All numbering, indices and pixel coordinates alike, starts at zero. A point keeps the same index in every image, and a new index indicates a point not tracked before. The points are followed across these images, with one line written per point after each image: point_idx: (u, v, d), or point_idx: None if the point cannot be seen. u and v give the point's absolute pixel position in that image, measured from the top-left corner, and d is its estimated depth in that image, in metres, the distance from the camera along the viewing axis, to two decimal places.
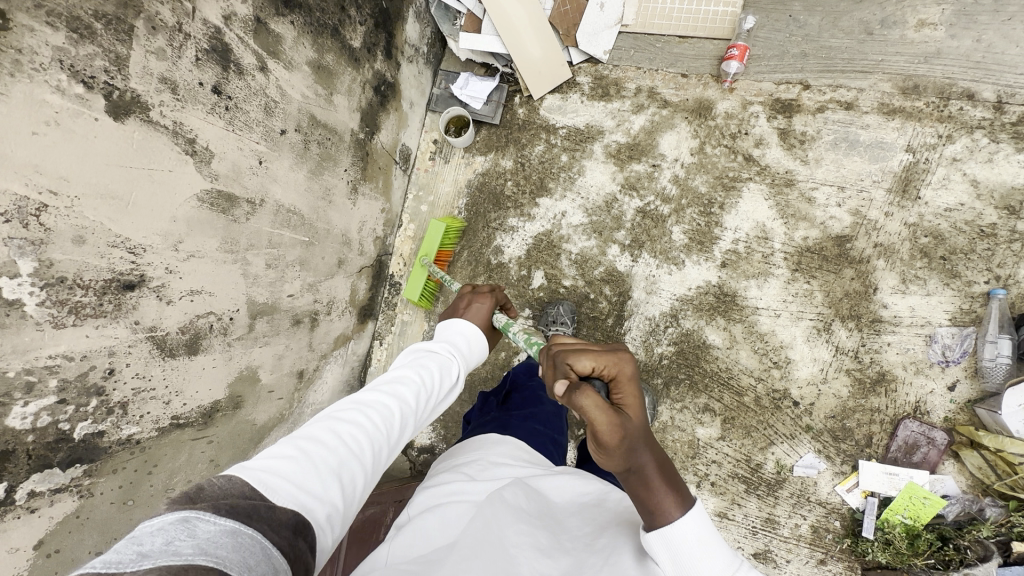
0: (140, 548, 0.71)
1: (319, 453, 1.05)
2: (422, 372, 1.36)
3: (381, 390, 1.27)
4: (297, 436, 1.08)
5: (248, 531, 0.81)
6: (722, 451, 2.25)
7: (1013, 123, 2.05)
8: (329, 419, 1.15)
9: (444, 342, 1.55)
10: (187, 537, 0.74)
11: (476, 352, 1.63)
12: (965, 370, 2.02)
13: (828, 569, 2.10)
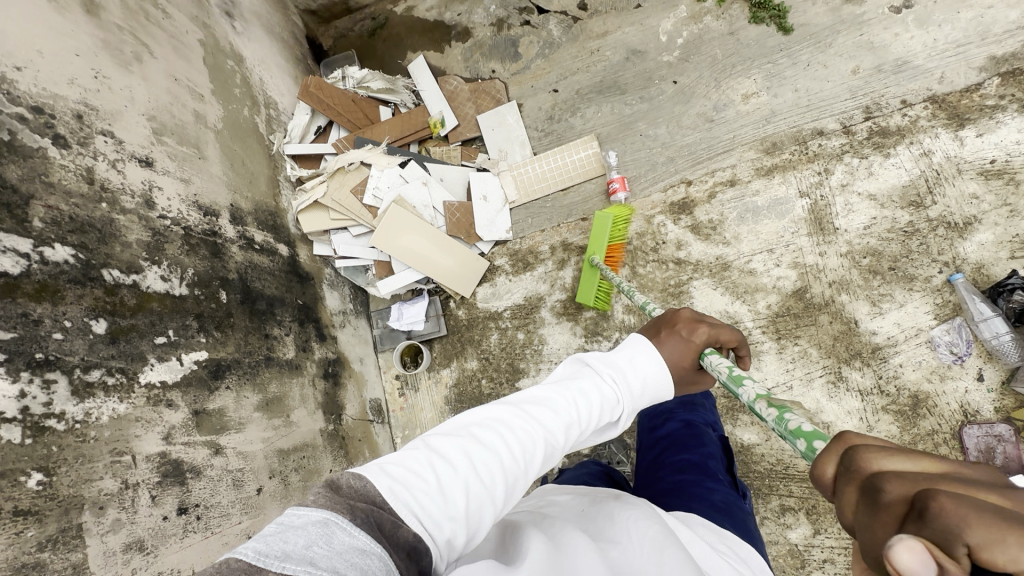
0: (285, 548, 0.72)
1: (447, 479, 0.95)
2: (580, 404, 1.15)
3: (526, 411, 1.11)
4: (428, 446, 1.01)
5: (381, 556, 0.78)
6: (826, 546, 2.10)
7: (868, 137, 2.28)
8: (461, 437, 1.04)
9: (617, 362, 1.25)
10: (324, 547, 0.74)
11: (660, 378, 1.24)
12: (981, 357, 2.04)
13: None
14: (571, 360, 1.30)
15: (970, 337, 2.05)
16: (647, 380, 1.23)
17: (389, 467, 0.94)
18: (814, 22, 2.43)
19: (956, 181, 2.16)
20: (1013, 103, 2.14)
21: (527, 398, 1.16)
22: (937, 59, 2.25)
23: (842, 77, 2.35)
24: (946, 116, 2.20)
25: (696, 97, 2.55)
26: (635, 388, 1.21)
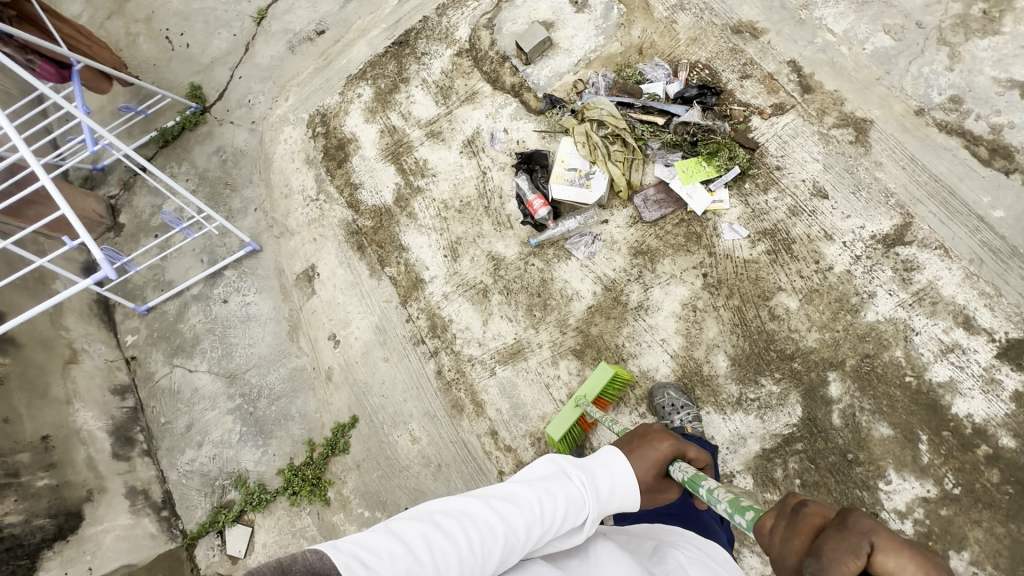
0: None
1: (410, 558, 1.04)
2: (547, 504, 1.22)
3: (496, 505, 1.22)
4: (397, 526, 1.11)
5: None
6: (788, 281, 2.41)
7: (439, 338, 2.78)
8: (428, 522, 1.14)
9: (588, 471, 1.32)
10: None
11: (626, 497, 1.33)
12: (590, 222, 2.66)
13: (778, 163, 2.53)
14: (543, 461, 1.37)
15: (588, 229, 2.67)
16: (614, 500, 1.32)
17: (355, 543, 1.03)
18: (349, 398, 2.83)
19: (463, 271, 2.80)
20: (402, 255, 2.93)
21: (497, 496, 1.25)
22: (373, 307, 2.92)
23: (393, 367, 2.81)
24: (416, 291, 2.86)
25: (420, 483, 2.65)
26: (603, 492, 1.30)
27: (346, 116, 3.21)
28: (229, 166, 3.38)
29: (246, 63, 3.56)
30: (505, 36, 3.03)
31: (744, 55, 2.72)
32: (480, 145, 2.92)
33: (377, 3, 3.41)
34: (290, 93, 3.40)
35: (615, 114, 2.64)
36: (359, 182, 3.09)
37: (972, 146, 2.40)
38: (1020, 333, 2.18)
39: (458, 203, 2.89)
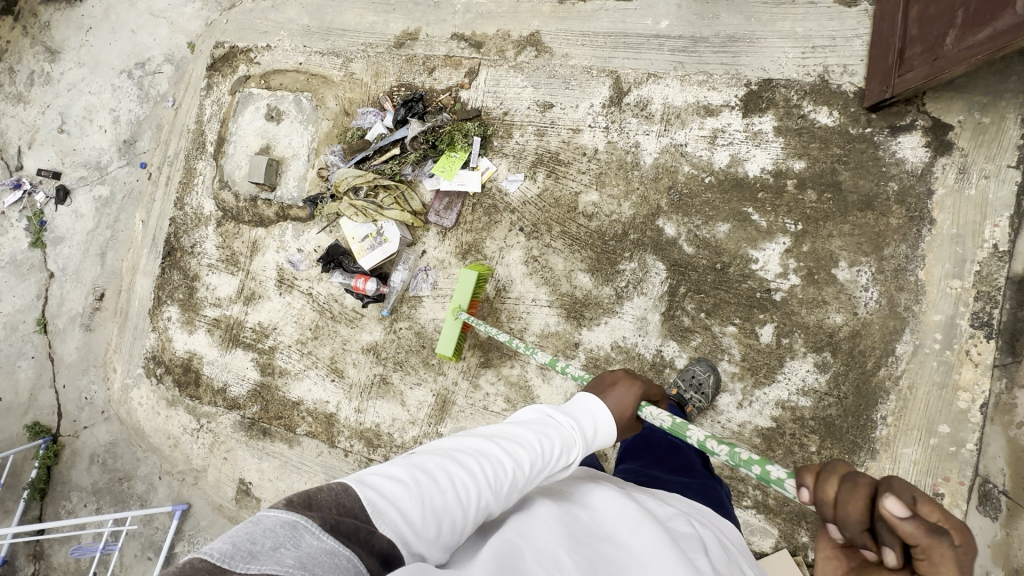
0: (252, 550, 0.83)
1: (426, 488, 1.01)
2: (547, 441, 1.20)
3: (504, 439, 1.18)
4: (414, 462, 1.07)
5: (349, 555, 0.87)
6: (578, 183, 2.63)
7: (381, 445, 2.79)
8: (446, 456, 1.10)
9: (579, 419, 1.31)
10: (295, 550, 0.84)
11: (602, 432, 1.35)
12: (415, 262, 2.80)
13: (503, 110, 2.78)
14: (530, 408, 1.33)
15: (417, 267, 2.79)
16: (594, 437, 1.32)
17: (373, 477, 1.02)
18: None
19: (354, 380, 2.83)
20: (301, 409, 2.92)
21: (501, 432, 1.21)
22: (313, 469, 2.88)
23: None
24: (334, 426, 2.86)
25: None
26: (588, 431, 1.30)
27: (172, 343, 3.19)
28: (112, 462, 3.26)
29: (61, 370, 3.46)
30: (241, 183, 3.13)
31: (419, 57, 2.97)
32: (290, 276, 3.00)
33: (128, 237, 3.44)
34: (115, 364, 3.34)
35: (361, 173, 2.76)
36: (222, 383, 3.06)
37: None
38: (745, 88, 2.48)
39: (309, 332, 2.94)
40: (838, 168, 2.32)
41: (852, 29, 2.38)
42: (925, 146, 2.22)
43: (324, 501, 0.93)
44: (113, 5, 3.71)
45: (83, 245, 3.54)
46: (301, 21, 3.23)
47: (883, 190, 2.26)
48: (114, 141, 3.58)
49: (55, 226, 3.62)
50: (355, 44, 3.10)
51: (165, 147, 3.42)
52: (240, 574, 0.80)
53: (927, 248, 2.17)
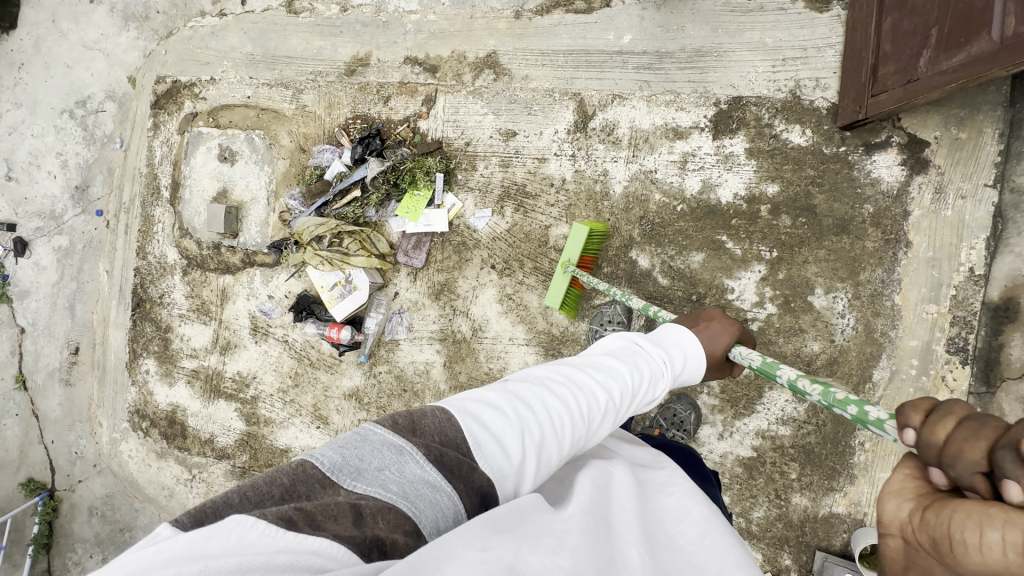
0: (361, 467, 0.91)
1: (527, 419, 1.07)
2: (618, 380, 1.28)
3: (591, 372, 1.28)
4: (508, 391, 1.14)
5: (449, 491, 0.93)
6: (547, 216, 2.54)
7: None
8: (538, 385, 1.17)
9: (662, 351, 1.47)
10: (398, 475, 0.92)
11: (691, 362, 1.53)
12: (388, 306, 2.72)
13: (465, 141, 2.65)
14: (612, 338, 1.48)
15: (391, 310, 2.72)
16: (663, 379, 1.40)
17: (468, 405, 1.07)
18: None
19: (339, 426, 2.81)
20: (289, 457, 2.92)
21: (585, 371, 1.28)
22: None
23: None
24: None
25: None
26: (675, 364, 1.46)
27: (153, 396, 3.15)
28: (111, 514, 3.29)
29: (47, 426, 3.43)
30: (202, 230, 3.01)
31: (372, 84, 2.81)
32: (263, 324, 2.94)
33: (95, 289, 3.34)
34: (99, 418, 3.32)
35: (323, 219, 2.65)
36: (208, 434, 3.04)
37: (570, 7, 2.56)
38: (713, 108, 2.35)
39: (289, 380, 2.90)
40: (813, 191, 2.24)
41: (824, 38, 2.25)
42: (900, 164, 2.14)
43: (428, 428, 0.99)
44: (42, 38, 3.46)
45: (50, 299, 3.43)
46: (244, 48, 3.03)
47: (858, 212, 2.19)
48: (65, 187, 3.41)
49: (18, 280, 3.49)
50: (304, 73, 2.91)
51: (119, 193, 3.27)
52: (351, 484, 0.88)
53: (904, 272, 2.13)
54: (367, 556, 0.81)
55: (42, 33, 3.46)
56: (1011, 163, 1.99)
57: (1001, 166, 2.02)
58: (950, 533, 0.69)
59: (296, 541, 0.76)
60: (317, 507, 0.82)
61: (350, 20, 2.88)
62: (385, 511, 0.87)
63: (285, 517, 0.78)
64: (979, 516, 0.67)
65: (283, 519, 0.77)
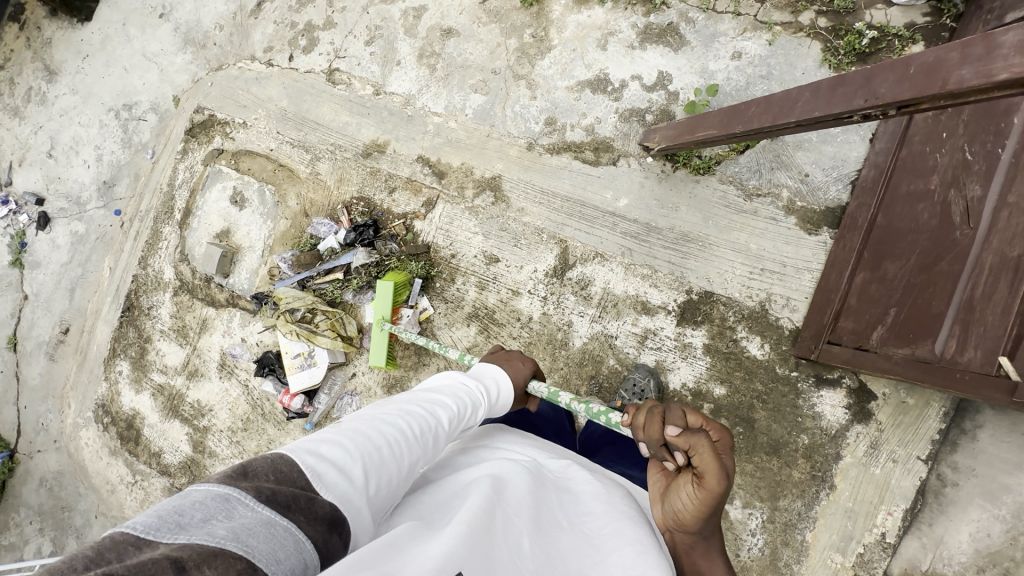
0: (181, 522, 0.79)
1: (364, 446, 1.06)
2: (461, 399, 1.40)
3: (420, 404, 1.30)
4: (342, 430, 1.10)
5: (286, 523, 0.84)
6: (507, 348, 2.63)
7: None
8: (373, 418, 1.16)
9: (478, 388, 1.54)
10: (227, 521, 0.81)
11: (499, 400, 1.58)
12: (342, 385, 2.83)
13: (452, 253, 2.75)
14: (436, 382, 1.49)
15: (343, 390, 2.83)
16: (498, 403, 1.58)
17: (304, 446, 1.00)
18: None
19: None
20: None
21: (419, 400, 1.33)
22: None
23: None
24: None
25: None
26: (492, 396, 1.54)
27: (120, 396, 3.34)
28: (57, 490, 3.50)
29: (24, 391, 3.66)
30: (198, 260, 3.19)
31: (382, 172, 2.93)
32: (231, 363, 3.09)
33: (97, 280, 3.55)
34: (70, 400, 3.53)
35: (303, 292, 2.81)
36: (157, 448, 3.21)
37: (579, 155, 2.64)
38: (684, 295, 2.40)
39: (240, 422, 3.04)
40: (756, 405, 2.26)
41: (804, 260, 2.28)
42: (845, 407, 2.15)
43: (261, 468, 0.91)
44: (110, 37, 3.69)
45: (56, 277, 3.67)
46: (279, 102, 3.19)
47: (793, 439, 2.21)
48: (95, 179, 3.64)
49: (34, 251, 3.74)
50: (325, 143, 3.06)
51: (139, 200, 3.48)
52: (166, 545, 0.77)
53: (821, 512, 2.15)
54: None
55: (111, 33, 3.69)
56: (946, 447, 2.01)
57: (937, 445, 2.03)
58: (675, 506, 1.23)
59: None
60: (131, 570, 0.71)
61: (379, 105, 3.01)
62: (213, 560, 0.76)
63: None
64: (677, 486, 1.24)
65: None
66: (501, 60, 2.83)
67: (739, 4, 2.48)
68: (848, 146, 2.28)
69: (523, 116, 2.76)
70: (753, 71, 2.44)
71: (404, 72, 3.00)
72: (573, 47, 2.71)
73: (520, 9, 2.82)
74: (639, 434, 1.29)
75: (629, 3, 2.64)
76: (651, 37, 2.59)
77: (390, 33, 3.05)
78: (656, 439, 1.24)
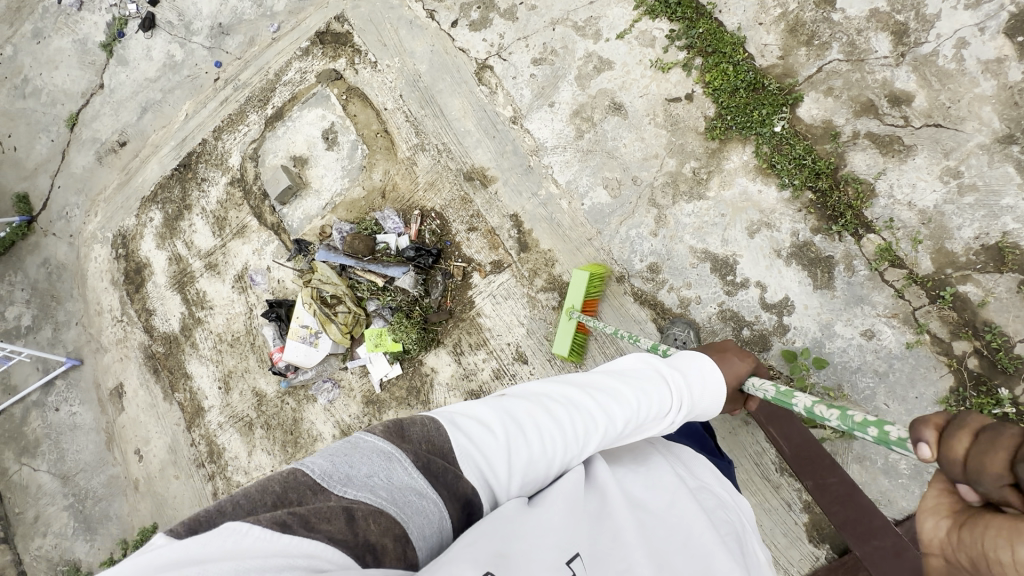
0: (349, 475, 0.95)
1: (517, 441, 1.09)
2: (644, 395, 1.24)
3: (592, 399, 1.21)
4: (507, 417, 1.13)
5: (433, 498, 0.97)
6: None
7: (215, 462, 3.09)
8: (535, 409, 1.16)
9: (678, 377, 1.33)
10: (386, 481, 0.95)
11: (706, 384, 1.37)
12: (327, 371, 2.86)
13: (489, 327, 2.66)
14: (637, 358, 1.38)
15: (328, 376, 2.86)
16: (699, 402, 1.35)
17: (461, 424, 1.09)
18: (151, 507, 3.24)
19: (231, 403, 3.05)
20: (187, 382, 3.19)
21: (592, 384, 1.27)
22: (166, 428, 3.23)
23: (183, 483, 3.17)
24: (198, 417, 3.14)
25: None
26: (692, 392, 1.32)
27: (142, 240, 3.37)
28: (54, 279, 3.62)
29: (65, 173, 3.67)
30: (267, 170, 3.07)
31: (473, 205, 2.74)
32: (247, 282, 3.08)
33: (171, 117, 3.44)
34: (99, 209, 3.55)
35: (338, 278, 2.74)
36: (153, 307, 3.30)
37: (658, 320, 2.46)
38: None
39: (230, 337, 3.10)
40: None
41: (787, 559, 2.23)
42: None
43: (416, 434, 1.04)
44: None
45: (136, 86, 3.54)
46: (419, 65, 2.90)
47: None
48: (212, 15, 3.39)
49: (127, 47, 3.57)
50: (437, 137, 2.82)
51: (243, 67, 3.27)
52: (338, 495, 0.92)
53: None
54: (362, 561, 0.85)
55: None
56: None
57: None
58: (984, 549, 0.78)
59: (294, 545, 0.81)
60: (311, 512, 0.87)
61: (508, 135, 2.75)
62: (377, 515, 0.91)
63: (280, 522, 0.83)
64: (1000, 531, 0.77)
65: (278, 526, 0.83)
66: (648, 173, 2.54)
67: (909, 287, 2.19)
68: (902, 494, 2.14)
69: (632, 244, 2.53)
70: (873, 360, 2.21)
71: (550, 118, 2.70)
72: (722, 212, 2.43)
73: (699, 136, 2.49)
74: (948, 460, 0.86)
75: (805, 207, 2.33)
76: (802, 257, 2.32)
77: (561, 67, 2.70)
78: (960, 460, 0.84)
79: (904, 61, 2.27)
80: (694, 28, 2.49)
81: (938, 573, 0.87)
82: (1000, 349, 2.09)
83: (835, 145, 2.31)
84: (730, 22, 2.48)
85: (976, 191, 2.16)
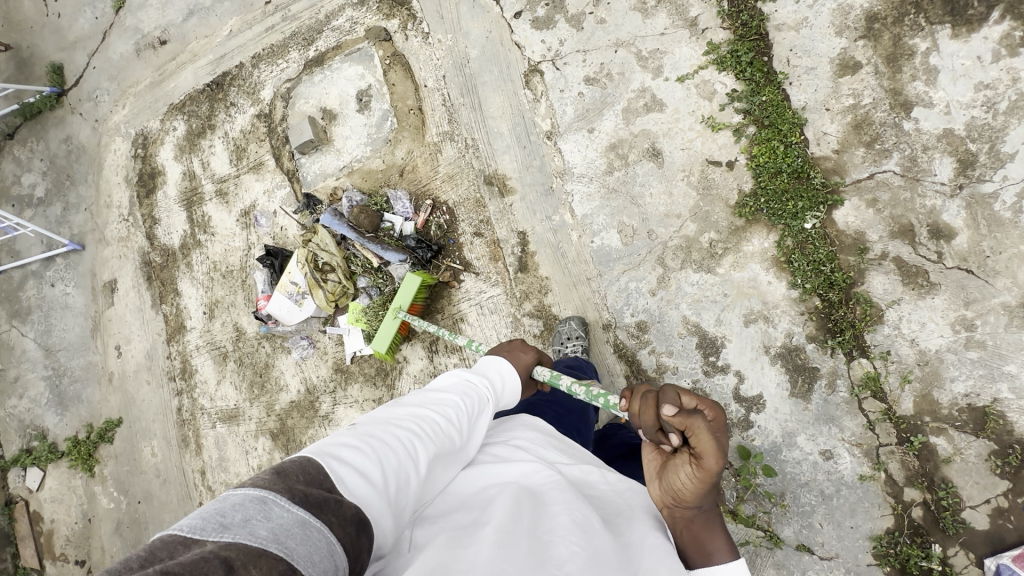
0: (222, 523, 0.80)
1: (384, 453, 1.06)
2: (468, 399, 1.36)
3: (432, 405, 1.27)
4: (361, 434, 1.10)
5: (320, 526, 0.85)
6: None
7: (187, 380, 3.23)
8: (386, 427, 1.15)
9: (482, 380, 1.48)
10: (265, 521, 0.81)
11: (502, 384, 1.53)
12: (306, 331, 2.91)
13: (468, 334, 2.68)
14: (446, 375, 1.46)
15: (306, 334, 2.92)
16: (501, 398, 1.51)
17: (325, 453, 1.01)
18: (122, 401, 3.41)
19: (212, 331, 3.15)
20: (176, 298, 3.27)
21: (430, 399, 1.31)
22: (148, 335, 3.35)
23: (154, 390, 3.33)
24: (179, 334, 3.25)
25: (151, 487, 3.31)
26: (496, 386, 1.49)
27: (161, 146, 3.36)
28: (73, 159, 3.64)
29: (101, 55, 3.61)
30: (295, 115, 3.02)
31: (485, 211, 2.69)
32: (251, 221, 3.09)
33: (215, 28, 3.33)
34: (128, 102, 3.52)
35: (335, 248, 2.75)
36: (159, 217, 3.34)
37: (631, 378, 2.46)
38: None
39: (223, 267, 3.15)
40: None
41: None
42: None
43: (291, 472, 0.92)
44: None
45: None
46: (469, 49, 2.76)
47: None
48: None
49: None
50: (468, 131, 2.74)
51: None
52: (212, 543, 0.78)
53: None
54: None
55: None
56: None
57: None
58: (673, 484, 1.18)
59: None
60: (182, 567, 0.72)
61: (539, 149, 2.66)
62: (257, 559, 0.77)
63: None
64: (675, 465, 1.18)
65: None
66: (665, 231, 2.47)
67: (881, 421, 2.17)
68: None
69: (628, 296, 2.50)
70: (823, 480, 2.22)
71: (585, 144, 2.60)
72: (726, 291, 2.37)
73: (727, 208, 2.40)
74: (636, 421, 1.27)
75: (808, 312, 2.27)
76: (788, 361, 2.29)
77: (612, 94, 2.57)
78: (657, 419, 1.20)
79: (959, 194, 2.14)
80: (758, 95, 2.35)
81: (669, 517, 1.20)
82: (948, 508, 2.09)
83: (859, 260, 2.22)
84: (797, 99, 2.33)
85: (982, 349, 2.09)
